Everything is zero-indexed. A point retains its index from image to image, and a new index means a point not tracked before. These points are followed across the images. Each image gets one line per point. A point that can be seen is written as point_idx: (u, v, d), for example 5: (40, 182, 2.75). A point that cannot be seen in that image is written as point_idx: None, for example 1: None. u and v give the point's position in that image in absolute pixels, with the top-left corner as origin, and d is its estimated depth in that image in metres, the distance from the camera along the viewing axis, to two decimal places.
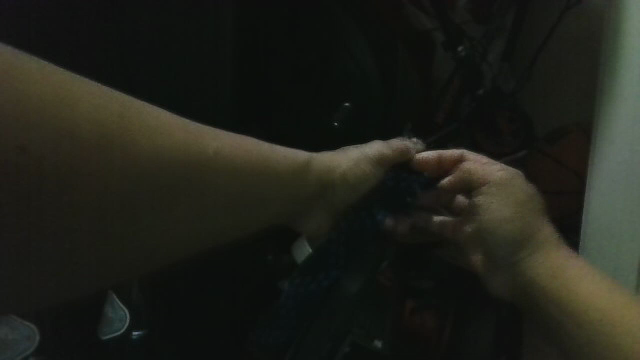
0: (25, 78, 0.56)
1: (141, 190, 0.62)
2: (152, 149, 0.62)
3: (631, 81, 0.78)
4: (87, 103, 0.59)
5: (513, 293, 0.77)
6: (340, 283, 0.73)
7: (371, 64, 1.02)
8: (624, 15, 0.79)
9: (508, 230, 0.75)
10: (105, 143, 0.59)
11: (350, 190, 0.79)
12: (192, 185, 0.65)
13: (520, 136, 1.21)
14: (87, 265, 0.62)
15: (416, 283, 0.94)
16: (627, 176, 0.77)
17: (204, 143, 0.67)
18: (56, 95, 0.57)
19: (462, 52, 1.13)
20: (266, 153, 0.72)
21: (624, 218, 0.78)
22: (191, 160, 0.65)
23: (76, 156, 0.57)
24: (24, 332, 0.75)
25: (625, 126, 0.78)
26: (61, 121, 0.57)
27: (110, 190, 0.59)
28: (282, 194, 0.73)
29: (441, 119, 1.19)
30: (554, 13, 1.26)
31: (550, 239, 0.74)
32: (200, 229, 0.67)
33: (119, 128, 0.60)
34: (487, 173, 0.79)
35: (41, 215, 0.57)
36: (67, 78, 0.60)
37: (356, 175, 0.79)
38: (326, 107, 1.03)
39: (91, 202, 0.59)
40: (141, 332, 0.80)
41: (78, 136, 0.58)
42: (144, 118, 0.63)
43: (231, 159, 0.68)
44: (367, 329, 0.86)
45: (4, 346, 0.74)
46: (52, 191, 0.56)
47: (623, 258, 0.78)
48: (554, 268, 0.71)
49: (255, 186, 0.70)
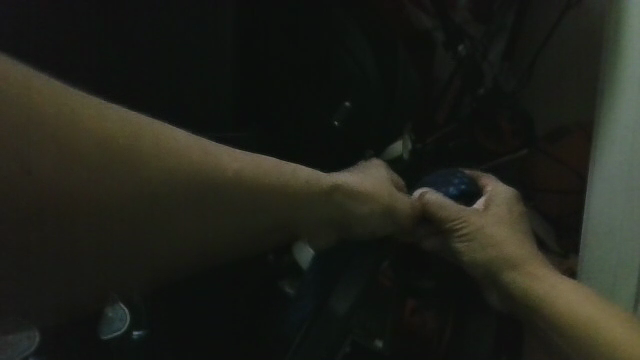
0: (37, 96, 0.54)
1: (142, 205, 0.60)
2: (152, 165, 0.60)
3: (631, 83, 0.79)
4: (85, 121, 0.57)
5: (504, 304, 0.83)
6: (337, 288, 0.74)
7: (370, 61, 1.02)
8: (624, 16, 0.79)
9: (483, 260, 0.79)
10: (101, 168, 0.57)
11: (362, 217, 0.75)
12: (200, 200, 0.63)
13: (521, 135, 1.19)
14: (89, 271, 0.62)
15: (416, 282, 0.92)
16: (628, 176, 0.80)
17: (223, 165, 0.65)
18: (46, 109, 0.54)
19: (462, 52, 1.13)
20: (270, 169, 0.68)
21: (625, 216, 0.81)
22: (192, 177, 0.62)
23: (78, 173, 0.56)
24: (24, 333, 0.70)
25: (627, 126, 0.80)
26: (65, 139, 0.55)
27: (110, 210, 0.58)
28: (292, 210, 0.70)
29: (441, 118, 1.20)
30: (554, 12, 1.25)
31: (533, 263, 0.78)
32: (204, 234, 0.65)
33: (118, 144, 0.58)
34: (453, 207, 0.78)
35: (40, 231, 0.56)
36: (70, 96, 0.57)
37: (371, 207, 0.75)
38: (327, 107, 1.04)
39: (91, 223, 0.58)
40: (141, 332, 0.76)
41: (78, 158, 0.56)
42: (150, 136, 0.61)
43: (238, 175, 0.65)
44: (367, 329, 0.86)
45: (3, 346, 0.69)
46: (52, 216, 0.56)
47: (621, 255, 0.82)
48: (540, 293, 0.77)
49: (259, 200, 0.67)
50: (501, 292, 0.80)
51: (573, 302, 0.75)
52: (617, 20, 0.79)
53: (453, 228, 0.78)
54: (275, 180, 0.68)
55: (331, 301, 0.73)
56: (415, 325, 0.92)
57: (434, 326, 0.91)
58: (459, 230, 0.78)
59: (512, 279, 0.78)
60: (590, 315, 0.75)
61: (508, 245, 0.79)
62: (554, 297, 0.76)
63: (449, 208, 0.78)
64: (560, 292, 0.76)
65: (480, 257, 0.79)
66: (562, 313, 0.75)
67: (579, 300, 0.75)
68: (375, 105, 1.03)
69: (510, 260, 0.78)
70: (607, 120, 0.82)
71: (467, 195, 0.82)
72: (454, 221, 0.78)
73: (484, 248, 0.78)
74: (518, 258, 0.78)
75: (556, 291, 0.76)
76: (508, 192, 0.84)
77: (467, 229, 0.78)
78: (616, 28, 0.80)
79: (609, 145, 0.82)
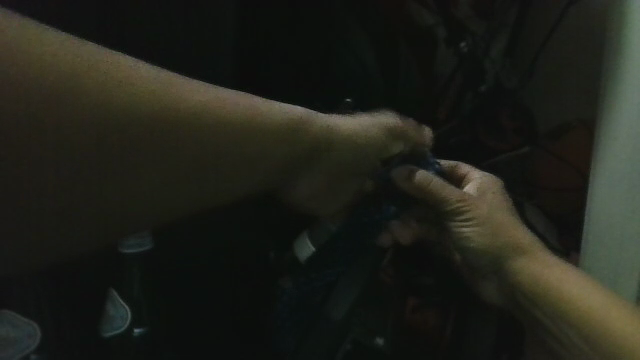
0: (51, 51, 0.53)
1: (129, 150, 0.56)
2: (136, 109, 0.56)
3: (632, 83, 0.79)
4: (144, 85, 0.57)
5: (504, 295, 0.84)
6: (338, 287, 0.74)
7: (370, 59, 1.07)
8: (630, 17, 0.80)
9: (484, 247, 0.79)
10: (78, 105, 0.53)
11: (353, 149, 0.71)
12: (176, 139, 0.59)
13: (524, 133, 1.22)
14: (86, 224, 0.57)
15: (416, 280, 0.97)
16: (630, 175, 0.80)
17: (184, 98, 0.60)
18: (98, 76, 0.55)
19: (465, 48, 1.16)
20: (252, 109, 0.64)
21: (626, 218, 0.80)
22: (166, 114, 0.58)
23: (148, 125, 0.57)
24: (26, 331, 0.66)
25: (626, 123, 0.80)
26: (34, 88, 0.51)
27: (75, 157, 0.54)
28: (280, 147, 0.66)
29: (442, 112, 1.18)
30: (556, 9, 1.25)
31: (529, 247, 0.80)
32: (208, 185, 0.63)
33: (98, 89, 0.55)
34: (455, 190, 0.76)
35: (39, 190, 0.54)
36: (49, 38, 0.54)
37: (357, 134, 0.71)
38: (326, 103, 1.05)
39: (59, 167, 0.54)
40: (141, 329, 0.76)
41: (145, 119, 0.57)
42: (192, 98, 0.60)
43: (218, 115, 0.62)
44: (367, 327, 0.83)
45: (3, 344, 0.64)
46: (27, 164, 0.52)
47: (622, 259, 0.82)
48: (542, 279, 0.79)
49: (229, 140, 0.62)
50: (504, 282, 0.82)
51: (581, 292, 0.77)
52: (624, 20, 0.81)
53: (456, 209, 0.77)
54: (264, 118, 0.65)
55: (331, 302, 0.73)
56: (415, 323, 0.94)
57: (434, 323, 0.93)
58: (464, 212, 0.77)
59: (509, 269, 0.80)
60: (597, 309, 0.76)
61: (504, 235, 0.80)
62: (558, 286, 0.78)
63: (451, 190, 0.76)
64: (565, 281, 0.78)
65: (482, 245, 0.79)
66: (568, 303, 0.77)
67: (583, 289, 0.77)
68: (375, 101, 1.08)
69: (502, 248, 0.80)
70: (610, 120, 0.82)
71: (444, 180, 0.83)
72: (458, 202, 0.77)
73: (483, 238, 0.79)
74: (511, 243, 0.80)
75: (556, 273, 0.79)
76: (488, 179, 0.84)
77: (470, 210, 0.77)
78: (622, 29, 0.81)
79: (613, 141, 0.82)
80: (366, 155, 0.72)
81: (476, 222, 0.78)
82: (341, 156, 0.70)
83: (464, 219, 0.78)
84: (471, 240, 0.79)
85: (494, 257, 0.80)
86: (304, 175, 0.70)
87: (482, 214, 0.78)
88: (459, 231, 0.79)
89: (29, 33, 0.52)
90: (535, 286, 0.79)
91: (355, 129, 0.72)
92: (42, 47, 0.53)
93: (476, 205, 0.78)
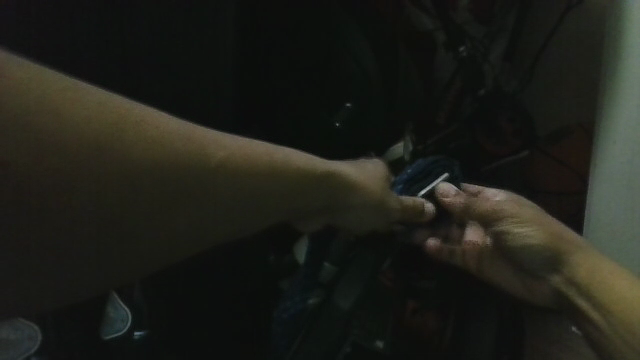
0: (52, 88, 0.50)
1: (154, 198, 0.55)
2: (153, 159, 0.54)
3: (630, 88, 0.81)
4: (166, 135, 0.56)
5: (533, 294, 0.84)
6: (336, 290, 0.75)
7: (371, 64, 1.06)
8: (627, 22, 0.81)
9: (537, 247, 0.79)
10: (105, 149, 0.52)
11: (367, 210, 0.72)
12: (192, 184, 0.57)
13: (522, 136, 1.20)
14: (89, 265, 0.55)
15: (416, 283, 0.96)
16: (630, 178, 0.81)
17: (209, 151, 0.58)
18: (113, 118, 0.53)
19: (464, 52, 1.15)
20: (269, 159, 0.63)
21: (630, 216, 0.82)
22: (188, 162, 0.57)
23: (160, 170, 0.55)
24: (25, 333, 0.70)
25: (625, 128, 0.82)
26: (57, 131, 0.50)
27: (87, 195, 0.51)
28: (289, 197, 0.64)
29: (441, 119, 1.19)
30: (554, 13, 1.26)
31: (573, 246, 0.78)
32: (219, 223, 0.60)
33: (123, 135, 0.53)
34: (482, 203, 0.80)
35: (44, 232, 0.51)
36: (81, 87, 0.53)
37: (378, 197, 0.71)
38: (327, 108, 1.08)
39: (73, 214, 0.51)
40: (143, 332, 0.76)
41: (160, 164, 0.55)
42: (213, 149, 0.59)
43: (238, 165, 0.60)
44: (367, 329, 0.86)
45: (6, 346, 0.69)
46: (54, 199, 0.50)
47: (624, 253, 0.84)
48: (585, 270, 0.76)
49: (250, 187, 0.61)
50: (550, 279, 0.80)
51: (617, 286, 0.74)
52: (619, 24, 0.82)
53: (497, 220, 0.80)
54: (282, 166, 0.63)
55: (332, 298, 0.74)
56: (415, 325, 0.96)
57: (434, 327, 0.95)
58: (504, 221, 0.80)
59: (566, 265, 0.78)
60: (608, 295, 0.74)
61: (546, 241, 0.78)
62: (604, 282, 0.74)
63: (478, 204, 0.80)
64: (599, 273, 0.75)
65: (535, 244, 0.79)
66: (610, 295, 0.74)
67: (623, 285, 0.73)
68: (376, 103, 1.08)
69: (555, 243, 0.78)
70: (609, 122, 0.83)
71: (422, 185, 0.81)
72: (490, 214, 0.80)
73: (536, 235, 0.78)
74: (552, 242, 0.78)
75: (586, 262, 0.77)
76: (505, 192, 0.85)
77: (512, 220, 0.79)
78: (621, 32, 0.81)
79: (613, 143, 0.83)
80: (368, 207, 0.71)
81: (524, 223, 0.79)
82: (357, 206, 0.71)
83: (508, 225, 0.80)
84: (525, 237, 0.79)
85: (547, 255, 0.79)
86: (312, 220, 0.71)
87: (518, 219, 0.79)
88: (509, 237, 0.80)
89: (56, 77, 0.51)
90: (578, 287, 0.77)
91: (378, 184, 0.72)
92: (49, 80, 0.51)
93: (513, 209, 0.80)
